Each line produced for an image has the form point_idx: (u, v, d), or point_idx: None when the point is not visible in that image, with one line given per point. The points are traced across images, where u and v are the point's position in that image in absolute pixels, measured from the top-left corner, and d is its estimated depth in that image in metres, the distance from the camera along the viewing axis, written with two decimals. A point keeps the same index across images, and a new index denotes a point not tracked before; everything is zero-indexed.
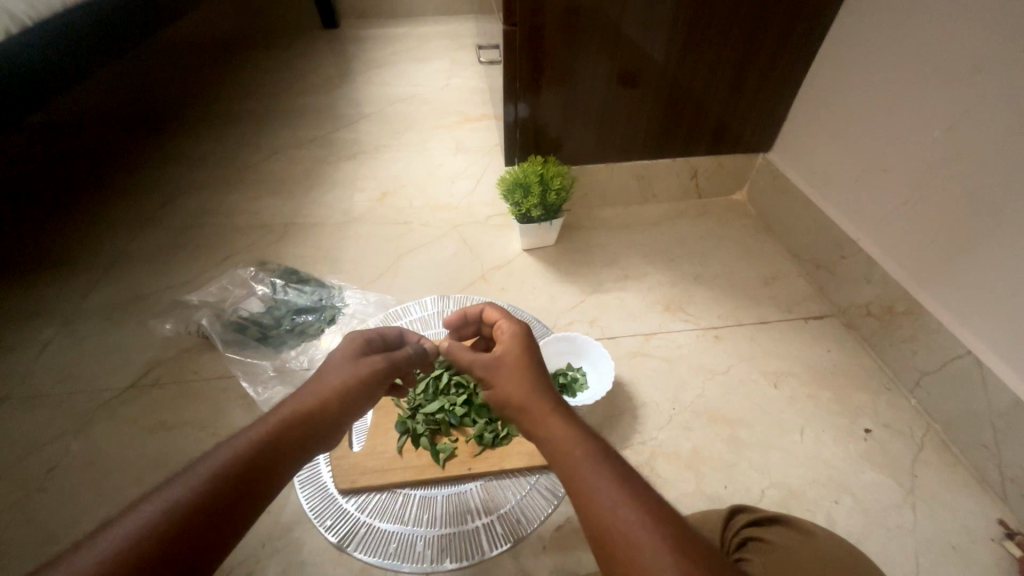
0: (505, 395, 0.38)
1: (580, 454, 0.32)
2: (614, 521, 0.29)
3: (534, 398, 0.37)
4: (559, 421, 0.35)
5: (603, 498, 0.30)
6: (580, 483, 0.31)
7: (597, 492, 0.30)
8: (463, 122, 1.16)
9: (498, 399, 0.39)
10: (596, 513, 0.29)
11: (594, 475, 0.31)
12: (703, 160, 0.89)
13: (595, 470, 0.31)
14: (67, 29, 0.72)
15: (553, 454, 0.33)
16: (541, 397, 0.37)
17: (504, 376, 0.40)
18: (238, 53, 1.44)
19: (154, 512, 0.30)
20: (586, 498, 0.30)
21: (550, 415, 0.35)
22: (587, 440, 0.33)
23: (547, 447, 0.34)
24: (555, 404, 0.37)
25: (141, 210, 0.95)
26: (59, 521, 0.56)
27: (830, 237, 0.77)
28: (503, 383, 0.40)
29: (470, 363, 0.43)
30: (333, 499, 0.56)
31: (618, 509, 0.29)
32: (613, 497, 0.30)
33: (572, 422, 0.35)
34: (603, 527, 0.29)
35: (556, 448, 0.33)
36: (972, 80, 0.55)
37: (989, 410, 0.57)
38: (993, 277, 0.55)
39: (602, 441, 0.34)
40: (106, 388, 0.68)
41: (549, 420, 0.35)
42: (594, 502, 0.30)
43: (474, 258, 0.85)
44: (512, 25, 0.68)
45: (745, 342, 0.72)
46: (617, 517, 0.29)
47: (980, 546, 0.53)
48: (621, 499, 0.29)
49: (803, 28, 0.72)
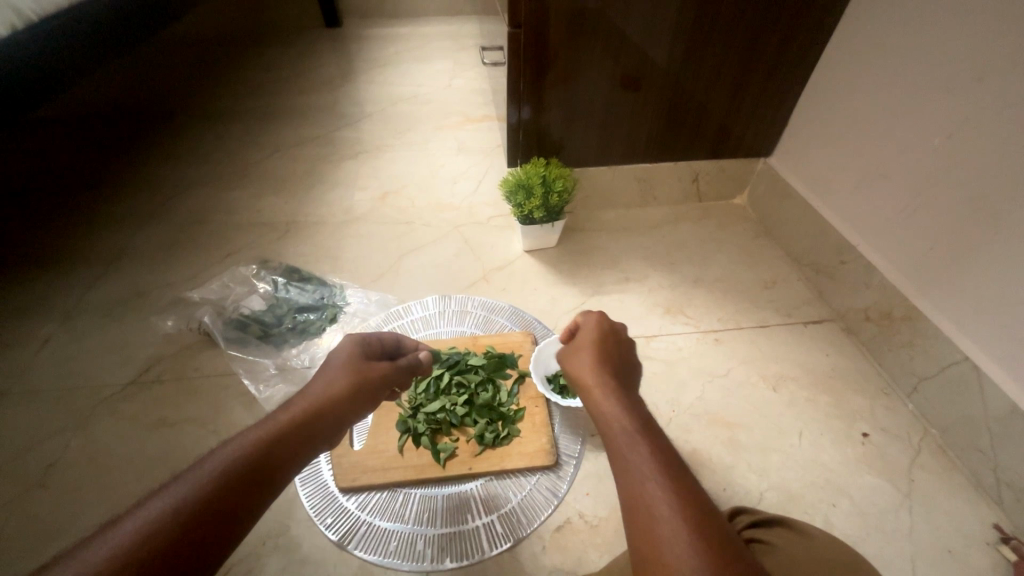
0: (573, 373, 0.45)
1: (625, 430, 0.36)
2: (643, 490, 0.32)
3: (599, 379, 0.42)
4: (614, 400, 0.39)
5: (638, 471, 0.33)
6: (620, 454, 0.34)
7: (633, 465, 0.33)
8: (465, 122, 1.16)
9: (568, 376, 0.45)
10: (629, 484, 0.33)
11: (632, 451, 0.34)
12: (704, 164, 0.90)
13: (637, 447, 0.34)
14: (70, 24, 0.71)
15: (604, 427, 0.38)
16: (602, 381, 0.42)
17: (577, 360, 0.45)
18: (239, 51, 1.44)
19: (163, 509, 0.31)
20: (624, 469, 0.34)
21: (606, 391, 0.40)
22: (636, 421, 0.37)
23: (599, 420, 0.38)
24: (614, 386, 0.41)
25: (141, 207, 0.95)
26: (59, 517, 0.56)
27: (829, 242, 0.78)
28: (574, 364, 0.45)
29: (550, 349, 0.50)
30: (334, 497, 0.56)
31: (649, 484, 0.32)
32: (646, 472, 0.32)
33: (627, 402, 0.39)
34: (632, 495, 0.32)
35: (605, 422, 0.38)
36: (971, 88, 0.55)
37: (986, 415, 0.57)
38: (990, 284, 0.56)
39: (650, 423, 0.37)
40: (106, 384, 0.68)
41: (603, 398, 0.40)
42: (629, 474, 0.33)
43: (475, 258, 0.85)
44: (517, 27, 0.68)
45: (744, 346, 0.73)
46: (645, 488, 0.32)
47: (976, 551, 0.54)
48: (653, 476, 0.32)
49: (806, 35, 0.72)
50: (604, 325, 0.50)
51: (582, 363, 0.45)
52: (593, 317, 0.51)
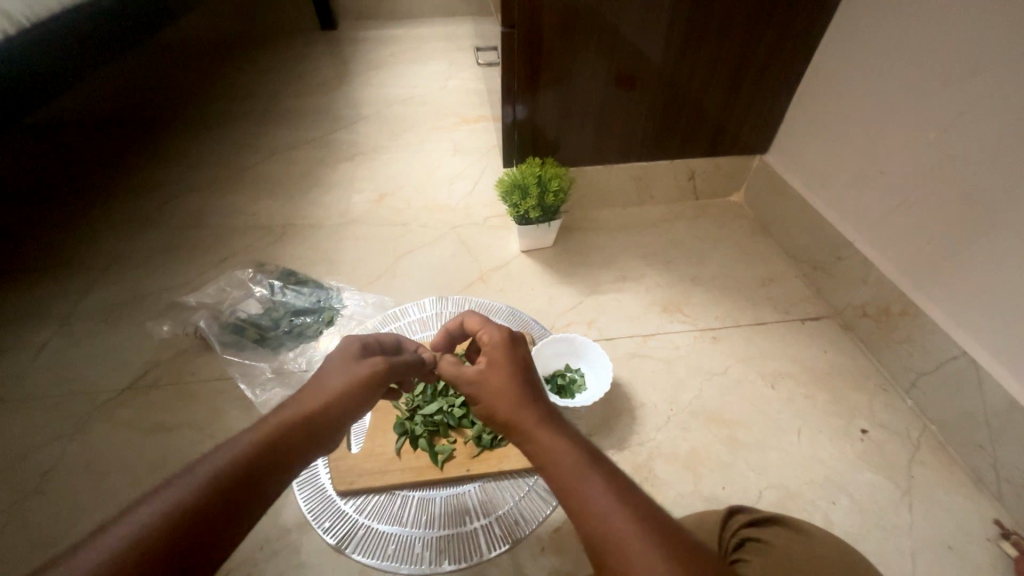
0: (492, 408, 0.40)
1: (574, 466, 0.33)
2: (610, 531, 0.30)
3: (524, 411, 0.38)
4: (552, 435, 0.36)
5: (597, 508, 0.31)
6: (577, 496, 0.32)
7: (593, 506, 0.31)
8: (461, 123, 1.16)
9: (487, 412, 0.40)
10: (589, 523, 0.31)
11: (589, 488, 0.32)
12: (701, 161, 0.90)
13: (592, 483, 0.32)
14: (65, 29, 0.72)
15: (545, 466, 0.35)
16: (531, 412, 0.38)
17: (495, 393, 0.40)
18: (237, 54, 1.44)
19: (152, 515, 0.30)
20: (582, 510, 0.32)
21: (542, 424, 0.37)
22: (582, 451, 0.35)
23: (541, 461, 0.35)
24: (545, 414, 0.38)
25: (139, 211, 0.95)
26: (57, 523, 0.56)
27: (827, 238, 0.77)
28: (494, 400, 0.40)
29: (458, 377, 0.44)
30: (332, 500, 0.56)
31: (615, 521, 0.30)
32: (609, 509, 0.31)
33: (564, 432, 0.36)
34: (599, 537, 0.30)
35: (550, 463, 0.34)
36: (965, 83, 0.55)
37: (985, 410, 0.57)
38: (988, 278, 0.56)
39: (597, 453, 0.35)
40: (104, 389, 0.68)
41: (540, 435, 0.36)
42: (591, 514, 0.31)
43: (473, 259, 0.85)
44: (510, 28, 0.68)
45: (743, 343, 0.73)
46: (609, 527, 0.30)
47: (976, 546, 0.54)
48: (618, 512, 0.31)
49: (798, 32, 0.72)
50: (508, 338, 0.45)
51: (499, 390, 0.40)
52: (493, 330, 0.46)
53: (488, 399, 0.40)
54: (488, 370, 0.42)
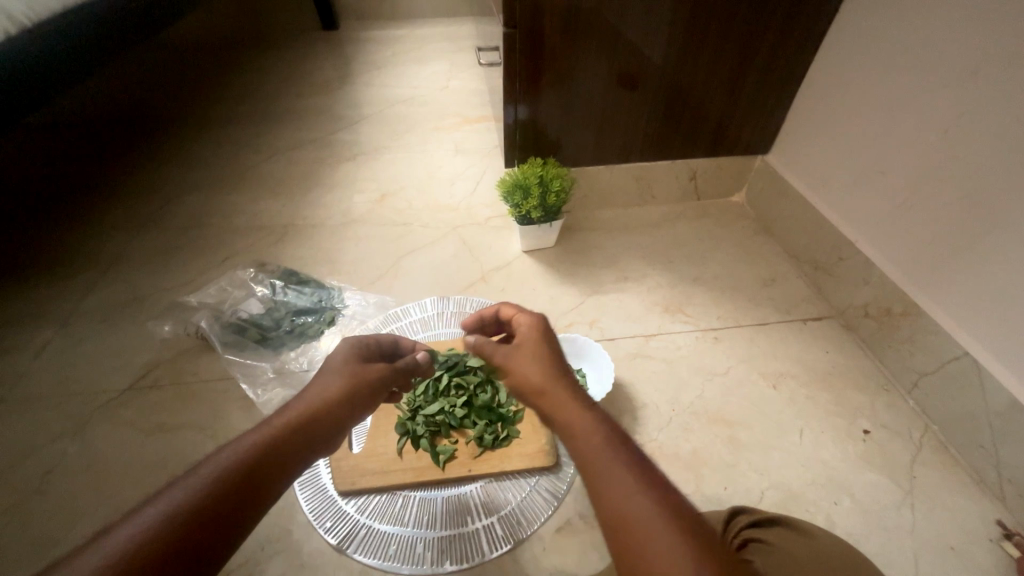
0: (524, 382, 0.40)
1: (599, 441, 0.34)
2: (631, 508, 0.30)
3: (555, 387, 0.38)
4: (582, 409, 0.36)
5: (620, 486, 0.31)
6: (599, 469, 0.32)
7: (617, 484, 0.31)
8: (462, 123, 1.16)
9: (518, 385, 0.41)
10: (610, 501, 0.31)
11: (614, 464, 0.32)
12: (703, 161, 0.89)
13: (617, 461, 0.32)
14: (67, 30, 0.72)
15: (570, 437, 0.35)
16: (563, 389, 0.38)
17: (530, 368, 0.40)
18: (238, 54, 1.44)
19: (157, 516, 0.30)
20: (603, 484, 0.32)
21: (572, 401, 0.37)
22: (609, 430, 0.35)
23: (568, 435, 0.35)
24: (574, 390, 0.38)
25: (140, 211, 0.95)
26: (58, 524, 0.56)
27: (829, 239, 0.77)
28: (528, 373, 0.40)
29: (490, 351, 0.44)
30: (334, 501, 0.56)
31: (636, 499, 0.30)
32: (632, 489, 0.31)
33: (592, 408, 0.36)
34: (618, 512, 0.30)
35: (575, 434, 0.35)
36: (967, 84, 0.55)
37: (987, 411, 0.57)
38: (990, 278, 0.56)
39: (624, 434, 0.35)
40: (105, 389, 0.68)
41: (569, 410, 0.36)
42: (613, 489, 0.31)
43: (474, 259, 0.85)
44: (512, 28, 0.68)
45: (745, 344, 0.73)
46: (632, 506, 0.30)
47: (978, 547, 0.54)
48: (642, 493, 0.31)
49: (800, 33, 0.72)
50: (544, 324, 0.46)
51: (533, 366, 0.40)
52: (530, 316, 0.47)
53: (522, 372, 0.40)
54: (524, 348, 0.43)
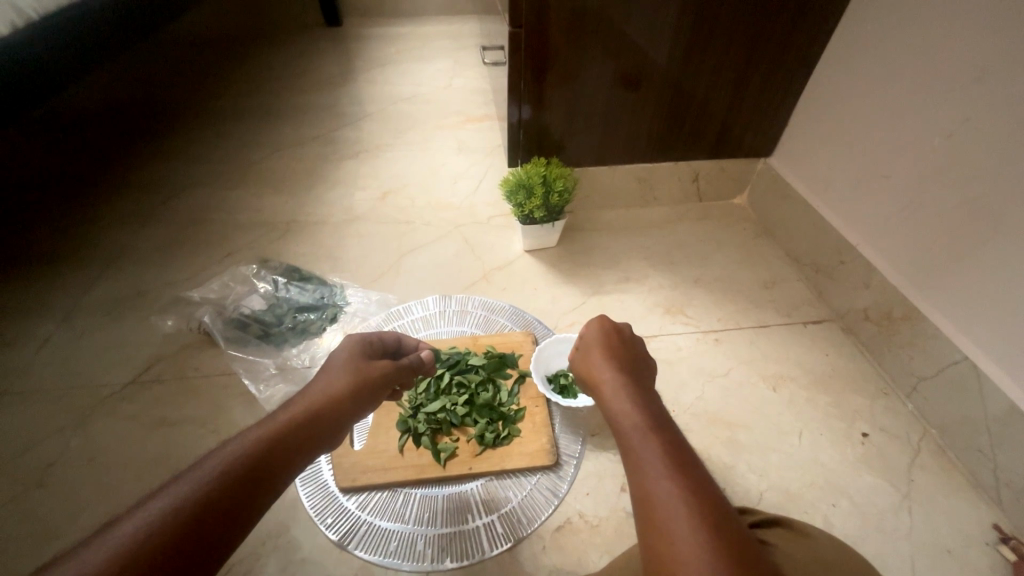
0: (588, 372, 0.45)
1: (636, 428, 0.36)
2: (655, 490, 0.32)
3: (609, 379, 0.42)
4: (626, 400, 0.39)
5: (648, 469, 0.33)
6: (633, 452, 0.34)
7: (645, 464, 0.33)
8: (465, 121, 1.16)
9: (584, 375, 0.45)
10: (640, 482, 0.33)
11: (644, 449, 0.34)
12: (705, 163, 0.90)
13: (648, 444, 0.34)
14: (71, 23, 0.71)
15: (615, 424, 0.38)
16: (615, 379, 0.42)
17: (592, 360, 0.45)
18: (240, 49, 1.44)
19: (162, 509, 0.31)
20: (636, 468, 0.34)
21: (621, 389, 0.40)
22: (651, 420, 0.36)
23: (611, 418, 0.39)
24: (625, 383, 0.41)
25: (142, 205, 0.95)
26: (58, 517, 0.56)
27: (830, 242, 0.77)
28: (590, 366, 0.45)
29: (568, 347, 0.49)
30: (334, 497, 0.56)
31: (661, 483, 0.32)
32: (658, 472, 0.32)
33: (639, 400, 0.39)
34: (644, 493, 0.32)
35: (618, 423, 0.37)
36: (971, 89, 0.56)
37: (985, 416, 0.57)
38: (990, 284, 0.56)
39: (664, 421, 0.37)
40: (107, 383, 0.68)
41: (615, 396, 0.40)
42: (641, 471, 0.33)
43: (476, 258, 0.85)
44: (518, 27, 0.68)
45: (745, 345, 0.73)
46: (657, 487, 0.32)
47: (975, 550, 0.54)
48: (667, 476, 0.32)
49: (805, 36, 0.72)
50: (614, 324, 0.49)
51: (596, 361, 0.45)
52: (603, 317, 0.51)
53: (589, 363, 0.45)
54: (591, 344, 0.47)
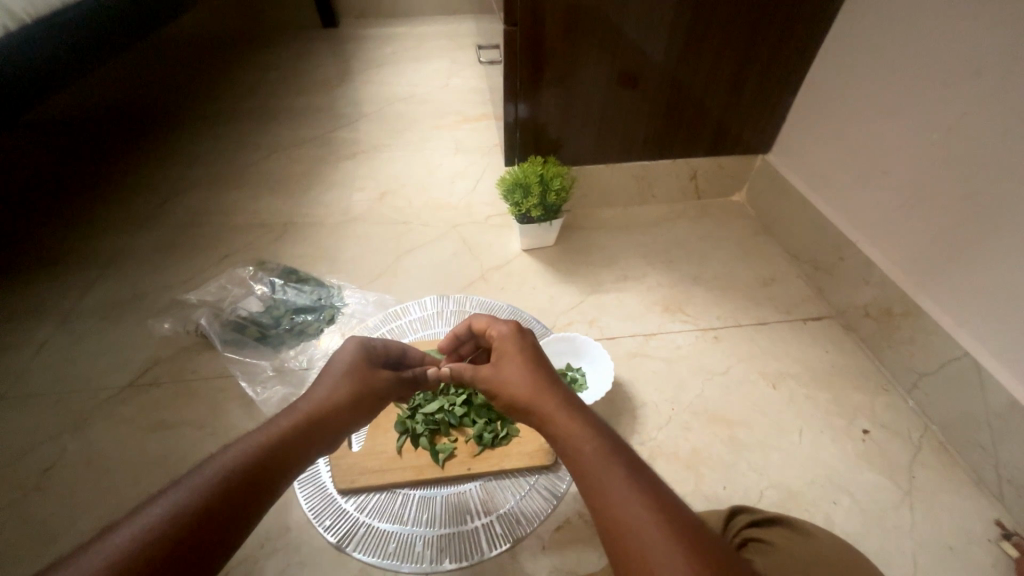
0: (512, 394, 0.41)
1: (592, 454, 0.34)
2: (625, 516, 0.31)
3: (545, 399, 0.39)
4: (574, 425, 0.37)
5: (615, 493, 0.32)
6: (595, 481, 0.33)
7: (612, 490, 0.32)
8: (463, 121, 1.16)
9: (506, 398, 0.42)
10: (607, 508, 0.32)
11: (606, 475, 0.33)
12: (703, 160, 0.89)
13: (610, 468, 0.33)
14: (66, 25, 0.71)
15: (564, 448, 0.36)
16: (551, 400, 0.39)
17: (515, 379, 0.42)
18: (238, 51, 1.44)
19: (160, 515, 0.30)
20: (601, 495, 0.32)
21: (559, 408, 0.38)
22: (603, 439, 0.35)
23: (561, 445, 0.36)
24: (567, 403, 0.39)
25: (140, 208, 0.94)
26: (56, 521, 0.56)
27: (829, 239, 0.77)
28: (513, 385, 0.42)
29: (477, 372, 0.47)
30: (333, 499, 0.56)
31: (631, 509, 0.31)
32: (624, 495, 0.32)
33: (588, 422, 0.37)
34: (613, 521, 0.31)
35: (572, 450, 0.35)
36: (969, 83, 0.55)
37: (987, 411, 0.57)
38: (991, 279, 0.55)
39: (620, 442, 0.36)
40: (105, 387, 0.68)
41: (559, 419, 0.38)
42: (607, 498, 0.32)
43: (474, 258, 0.85)
44: (513, 25, 0.68)
45: (745, 343, 0.73)
46: (629, 511, 0.31)
47: (978, 547, 0.54)
48: (637, 500, 0.31)
49: (803, 29, 0.72)
50: (519, 331, 0.47)
51: (516, 382, 0.42)
52: (502, 326, 0.49)
53: (511, 385, 0.42)
54: (507, 364, 0.44)
